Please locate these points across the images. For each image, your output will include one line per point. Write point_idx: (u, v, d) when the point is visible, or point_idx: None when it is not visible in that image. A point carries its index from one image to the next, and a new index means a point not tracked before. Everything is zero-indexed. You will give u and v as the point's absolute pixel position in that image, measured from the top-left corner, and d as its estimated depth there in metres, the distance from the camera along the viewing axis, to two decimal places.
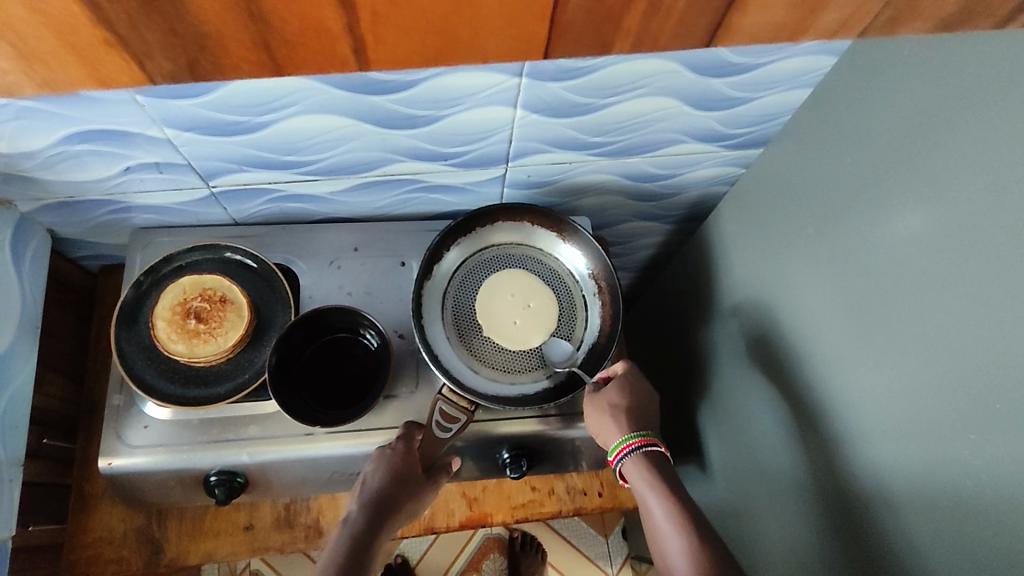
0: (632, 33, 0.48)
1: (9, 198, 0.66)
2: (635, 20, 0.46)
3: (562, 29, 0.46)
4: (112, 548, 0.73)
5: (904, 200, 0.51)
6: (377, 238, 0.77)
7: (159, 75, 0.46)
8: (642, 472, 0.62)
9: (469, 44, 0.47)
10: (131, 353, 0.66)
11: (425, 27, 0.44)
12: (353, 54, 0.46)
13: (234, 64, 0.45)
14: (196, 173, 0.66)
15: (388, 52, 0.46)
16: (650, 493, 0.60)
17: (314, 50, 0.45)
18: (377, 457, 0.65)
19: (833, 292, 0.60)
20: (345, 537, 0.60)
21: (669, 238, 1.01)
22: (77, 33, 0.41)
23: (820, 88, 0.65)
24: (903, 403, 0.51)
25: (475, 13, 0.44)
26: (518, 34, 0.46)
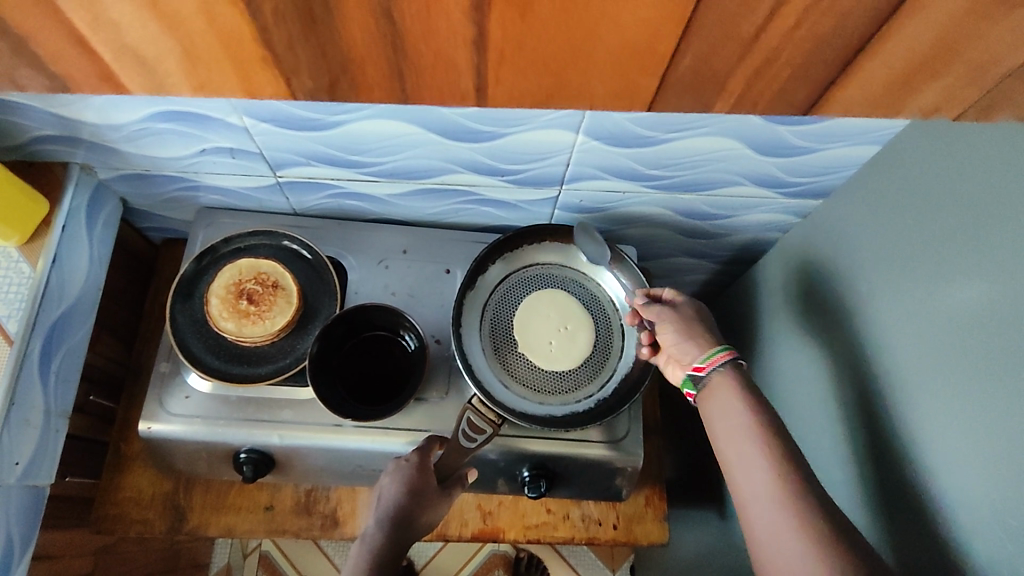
0: (746, 94, 0.46)
1: (91, 165, 0.70)
2: (759, 83, 0.45)
3: (682, 85, 0.45)
4: (138, 509, 0.76)
5: (970, 268, 0.51)
6: (426, 243, 0.79)
7: (300, 93, 0.46)
8: (726, 383, 0.60)
9: (586, 93, 0.46)
10: (183, 325, 0.69)
11: (543, 71, 0.44)
12: (474, 89, 0.45)
13: (363, 89, 0.46)
14: (265, 162, 0.69)
15: (506, 91, 0.46)
16: (719, 398, 0.59)
17: (439, 82, 0.45)
18: (393, 470, 0.65)
19: (884, 354, 0.59)
20: (366, 553, 0.62)
21: (713, 278, 1.00)
22: (240, 49, 0.42)
23: (889, 146, 0.64)
24: (954, 475, 0.50)
25: (588, 63, 0.43)
26: (636, 87, 0.45)
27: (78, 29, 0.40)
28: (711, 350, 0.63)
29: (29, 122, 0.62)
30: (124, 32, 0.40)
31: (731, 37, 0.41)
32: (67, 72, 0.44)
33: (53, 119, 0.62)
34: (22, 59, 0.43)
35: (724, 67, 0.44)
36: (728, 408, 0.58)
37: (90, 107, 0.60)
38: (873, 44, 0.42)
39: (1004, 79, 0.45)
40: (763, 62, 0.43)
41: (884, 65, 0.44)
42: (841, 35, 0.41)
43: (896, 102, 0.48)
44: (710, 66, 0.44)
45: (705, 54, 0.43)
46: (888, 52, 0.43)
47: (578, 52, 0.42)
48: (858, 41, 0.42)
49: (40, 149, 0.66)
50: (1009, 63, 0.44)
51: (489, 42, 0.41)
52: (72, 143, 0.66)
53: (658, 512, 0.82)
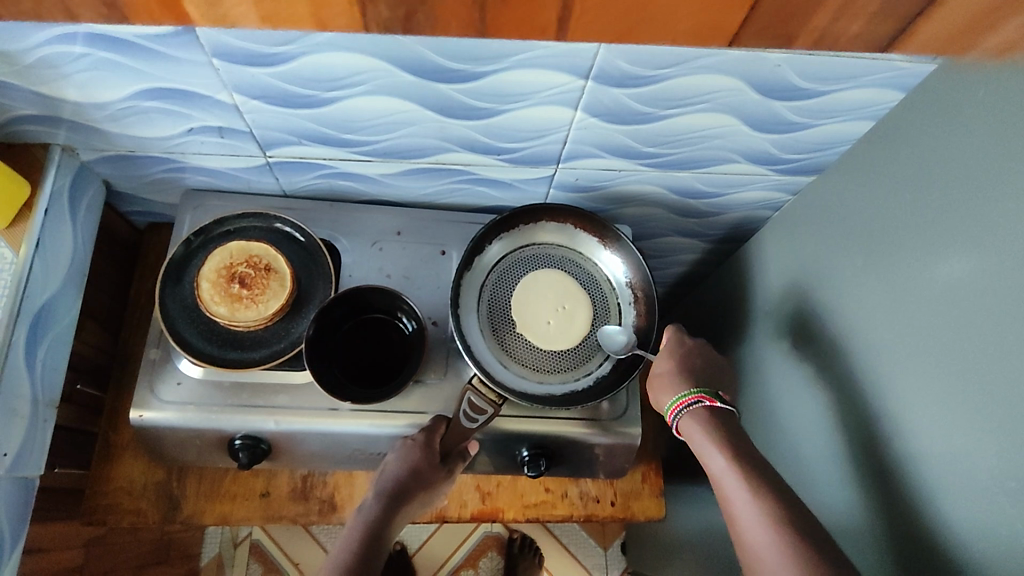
0: (825, 35, 0.50)
1: (73, 146, 0.67)
2: (845, 18, 0.48)
3: (767, 17, 0.46)
4: (131, 498, 0.74)
5: (960, 241, 0.51)
6: (420, 224, 0.78)
7: (374, 24, 0.47)
8: (697, 429, 0.63)
9: (669, 26, 0.47)
10: (173, 310, 0.67)
11: (622, 6, 0.45)
12: (558, 22, 0.46)
13: (440, 26, 0.47)
14: (255, 142, 0.67)
15: (589, 24, 0.47)
16: (707, 452, 0.61)
17: (524, 16, 0.46)
18: (399, 446, 0.67)
19: (877, 328, 0.59)
20: (363, 524, 0.64)
21: (705, 257, 1.01)
22: None
23: (884, 121, 0.65)
24: (939, 444, 0.52)
25: None
26: (720, 20, 0.47)
27: None
28: (682, 392, 0.67)
29: (9, 100, 0.60)
30: None
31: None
32: (133, 9, 0.45)
33: (33, 98, 0.59)
34: None
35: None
36: (719, 463, 0.60)
37: (72, 84, 0.58)
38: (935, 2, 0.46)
39: None
40: (845, 0, 0.46)
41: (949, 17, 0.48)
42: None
43: (950, 43, 0.52)
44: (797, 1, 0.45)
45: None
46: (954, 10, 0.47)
47: None
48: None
49: (20, 129, 0.64)
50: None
51: None
52: (53, 122, 0.64)
53: (655, 488, 0.83)
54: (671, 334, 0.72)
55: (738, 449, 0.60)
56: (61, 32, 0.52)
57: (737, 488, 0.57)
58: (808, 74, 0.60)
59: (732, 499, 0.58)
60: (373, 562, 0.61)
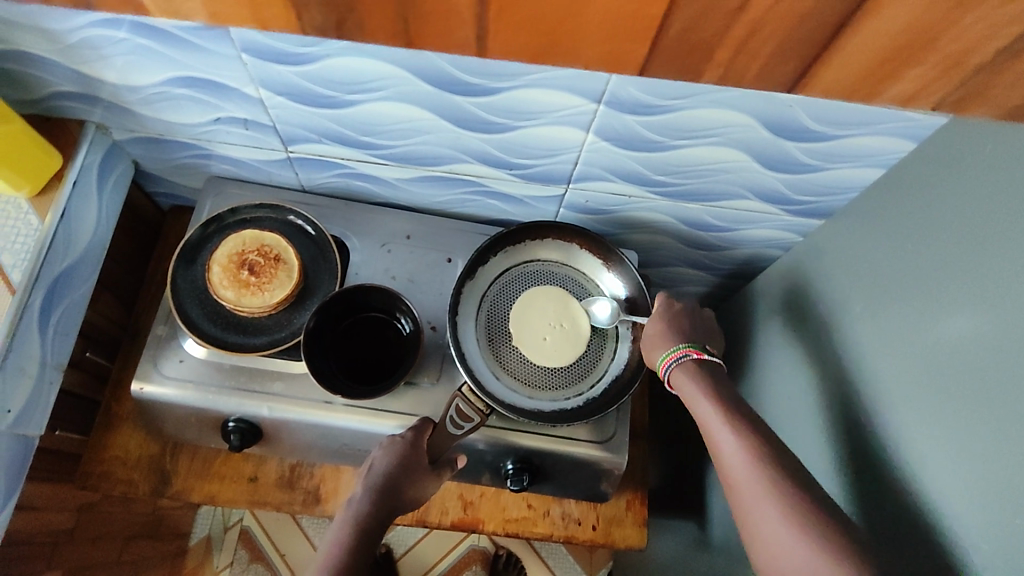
0: (731, 67, 0.44)
1: (107, 125, 0.71)
2: (744, 57, 0.43)
3: (672, 51, 0.42)
4: (123, 469, 0.76)
5: (953, 297, 0.51)
6: (430, 230, 0.80)
7: (309, 28, 0.43)
8: (688, 377, 0.64)
9: (575, 51, 0.44)
10: (184, 290, 0.70)
11: (543, 22, 0.41)
12: (476, 39, 0.43)
13: (368, 30, 0.44)
14: (277, 136, 0.70)
15: (505, 42, 0.43)
16: (698, 400, 0.61)
17: (442, 28, 0.43)
18: (386, 445, 0.66)
19: (870, 375, 0.59)
20: (351, 520, 0.63)
21: (713, 291, 1.00)
22: None
23: (895, 170, 0.65)
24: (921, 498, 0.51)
25: (585, 19, 0.41)
26: (622, 51, 0.43)
27: None
28: (671, 347, 0.68)
29: (50, 77, 0.63)
30: None
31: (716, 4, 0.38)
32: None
33: (73, 76, 0.63)
34: None
35: (716, 33, 0.41)
36: (711, 408, 0.59)
37: (112, 67, 0.61)
38: (863, 10, 0.38)
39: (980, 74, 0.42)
40: (746, 34, 0.41)
41: (861, 43, 0.41)
42: (819, 10, 0.38)
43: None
44: (700, 34, 0.41)
45: (695, 19, 0.40)
46: (877, 26, 0.39)
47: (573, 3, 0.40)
48: (841, 16, 0.39)
49: (58, 104, 0.67)
50: (982, 60, 0.41)
51: None
52: (90, 101, 0.67)
53: (638, 517, 0.83)
54: (660, 300, 0.72)
55: (719, 391, 0.61)
56: (105, 18, 0.55)
57: (720, 425, 0.58)
58: (819, 117, 0.60)
59: (715, 435, 0.58)
60: (364, 557, 0.61)
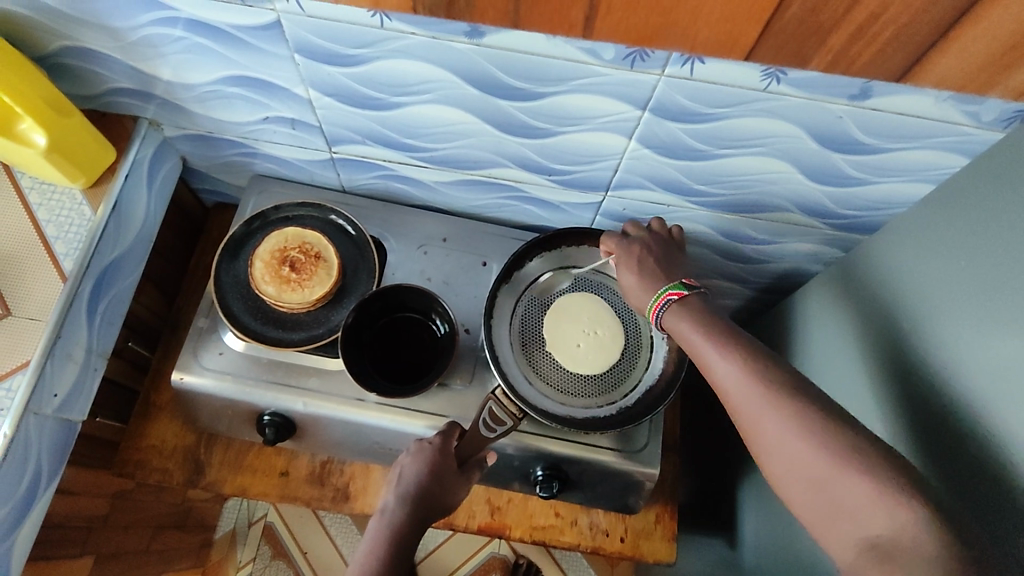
0: (840, 55, 0.49)
1: (159, 121, 0.73)
2: (856, 46, 0.48)
3: (784, 35, 0.47)
4: (159, 458, 0.78)
5: (1007, 316, 0.50)
6: (466, 234, 0.80)
7: (421, 8, 0.50)
8: (681, 317, 0.58)
9: (689, 36, 0.48)
10: (226, 284, 0.72)
11: (652, 8, 0.46)
12: (585, 20, 0.48)
13: (478, 11, 0.49)
14: (322, 136, 0.71)
15: (613, 24, 0.48)
16: (695, 339, 0.55)
17: (552, 11, 0.48)
18: (414, 450, 0.66)
19: (914, 394, 0.58)
20: (385, 529, 0.62)
21: (747, 305, 0.99)
22: None
23: (944, 186, 0.63)
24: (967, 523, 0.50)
25: (699, 8, 0.46)
26: (736, 34, 0.47)
27: None
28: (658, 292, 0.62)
29: (109, 72, 0.65)
30: None
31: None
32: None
33: (130, 72, 0.65)
34: None
35: (828, 21, 0.46)
36: (708, 345, 0.54)
37: (168, 64, 0.63)
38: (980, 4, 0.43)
39: None
40: (857, 27, 0.46)
41: (978, 35, 0.45)
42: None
43: (989, 81, 0.50)
44: (817, 16, 0.45)
45: (814, 5, 0.44)
46: (992, 21, 0.44)
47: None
48: (959, 8, 0.43)
49: (114, 99, 0.70)
50: None
51: None
52: (144, 97, 0.69)
53: (666, 530, 0.82)
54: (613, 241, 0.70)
55: (716, 325, 0.55)
56: (165, 16, 0.57)
57: (721, 360, 0.52)
58: (868, 129, 0.59)
59: (717, 371, 0.53)
60: (400, 565, 0.60)
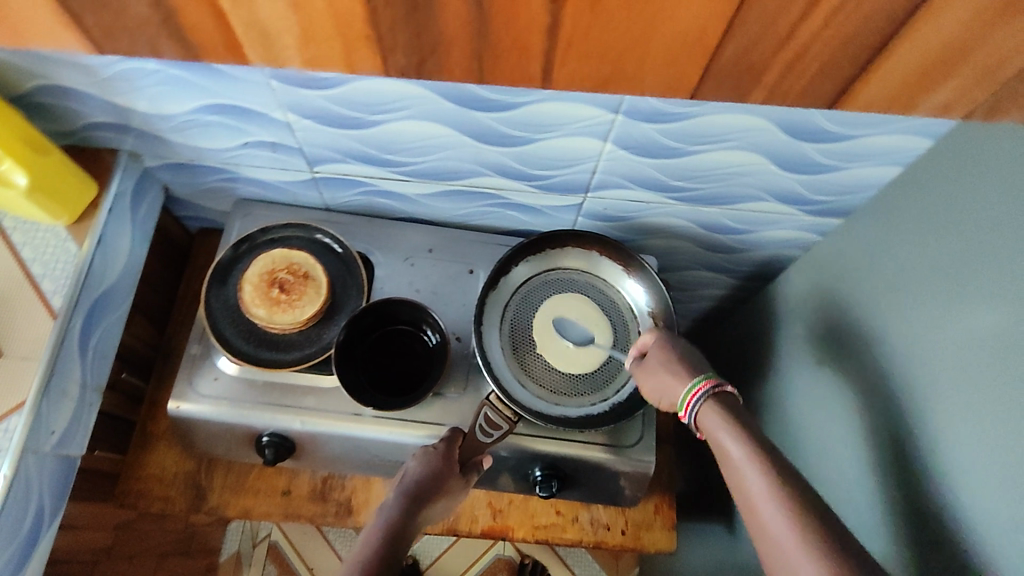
0: (777, 89, 0.46)
1: (139, 153, 0.73)
2: (791, 78, 0.45)
3: (725, 75, 0.45)
4: (160, 487, 0.78)
5: (980, 291, 0.52)
6: (452, 243, 0.81)
7: (393, 71, 0.46)
8: (715, 418, 0.58)
9: (638, 81, 0.46)
10: (217, 310, 0.72)
11: (611, 56, 0.44)
12: (544, 73, 0.46)
13: (446, 70, 0.46)
14: (303, 157, 0.72)
15: (571, 74, 0.46)
16: (724, 437, 0.56)
17: (513, 68, 0.45)
18: (419, 453, 0.67)
19: (898, 370, 0.60)
20: (380, 527, 0.61)
21: (731, 293, 1.01)
22: (347, 27, 0.43)
23: (912, 168, 0.65)
24: (958, 490, 0.52)
25: (646, 51, 0.43)
26: (680, 76, 0.45)
27: (219, 5, 0.41)
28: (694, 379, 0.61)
29: (85, 108, 0.66)
30: (257, 7, 0.41)
31: (774, 34, 0.41)
32: (187, 25, 0.43)
33: (107, 107, 0.65)
34: (145, 33, 0.44)
35: (763, 59, 0.43)
36: (735, 447, 0.55)
37: (144, 97, 0.63)
38: (912, 21, 0.40)
39: (1009, 87, 0.45)
40: (790, 61, 0.43)
41: (913, 53, 0.42)
42: (868, 27, 0.40)
43: None
44: (754, 55, 0.43)
45: (749, 45, 0.42)
46: (917, 39, 0.41)
47: (638, 39, 0.42)
48: (879, 41, 0.42)
49: (92, 134, 0.70)
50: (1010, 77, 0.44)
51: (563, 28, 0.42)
52: (122, 130, 0.69)
53: (666, 520, 0.83)
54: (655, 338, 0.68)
55: (750, 431, 0.56)
56: None
57: (745, 459, 0.54)
58: (835, 118, 0.61)
59: (742, 471, 0.54)
60: (393, 560, 0.59)
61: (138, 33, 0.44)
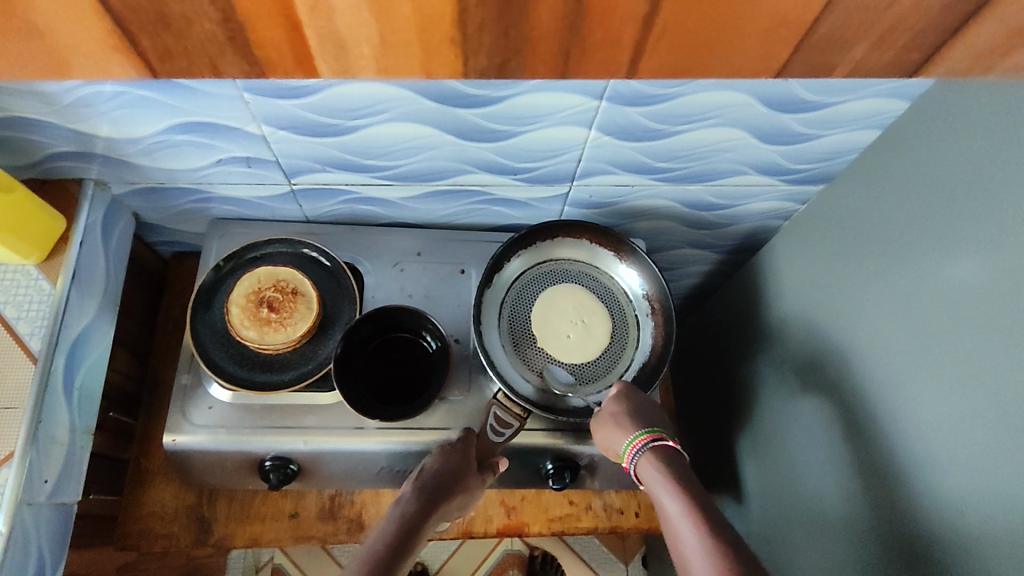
0: (860, 63, 0.50)
1: (106, 180, 0.70)
2: (876, 53, 0.49)
3: (811, 54, 0.48)
4: (162, 523, 0.75)
5: (971, 244, 0.53)
6: (439, 244, 0.80)
7: (472, 72, 0.48)
8: (654, 470, 0.62)
9: (723, 64, 0.49)
10: (205, 335, 0.70)
11: (691, 44, 0.46)
12: (631, 64, 0.47)
13: (528, 68, 0.48)
14: (281, 170, 0.69)
15: (656, 63, 0.48)
16: (663, 494, 0.60)
17: (598, 60, 0.47)
18: (437, 452, 0.67)
19: (894, 328, 0.61)
20: (392, 522, 0.62)
21: (717, 268, 1.02)
22: (433, 33, 0.44)
23: (889, 130, 0.66)
24: (960, 440, 0.53)
25: (735, 37, 0.46)
26: (765, 59, 0.48)
27: (298, 17, 0.42)
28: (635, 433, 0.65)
29: (46, 139, 0.62)
30: (336, 20, 0.42)
31: (866, 9, 0.44)
32: (261, 41, 0.44)
33: (68, 135, 0.62)
34: (231, 45, 0.45)
35: (853, 34, 0.46)
36: (672, 502, 0.59)
37: (107, 121, 0.60)
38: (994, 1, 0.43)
39: None
40: (879, 36, 0.47)
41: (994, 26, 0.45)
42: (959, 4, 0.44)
43: None
44: (846, 31, 0.46)
45: (842, 23, 0.45)
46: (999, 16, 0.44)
47: (729, 27, 0.45)
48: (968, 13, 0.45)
49: (54, 165, 0.67)
50: None
51: (658, 19, 0.44)
52: (86, 158, 0.66)
53: None
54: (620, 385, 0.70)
55: (687, 487, 0.60)
56: None
57: (679, 515, 0.58)
58: (814, 87, 0.62)
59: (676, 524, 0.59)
60: (404, 556, 0.60)
61: (202, 52, 0.46)
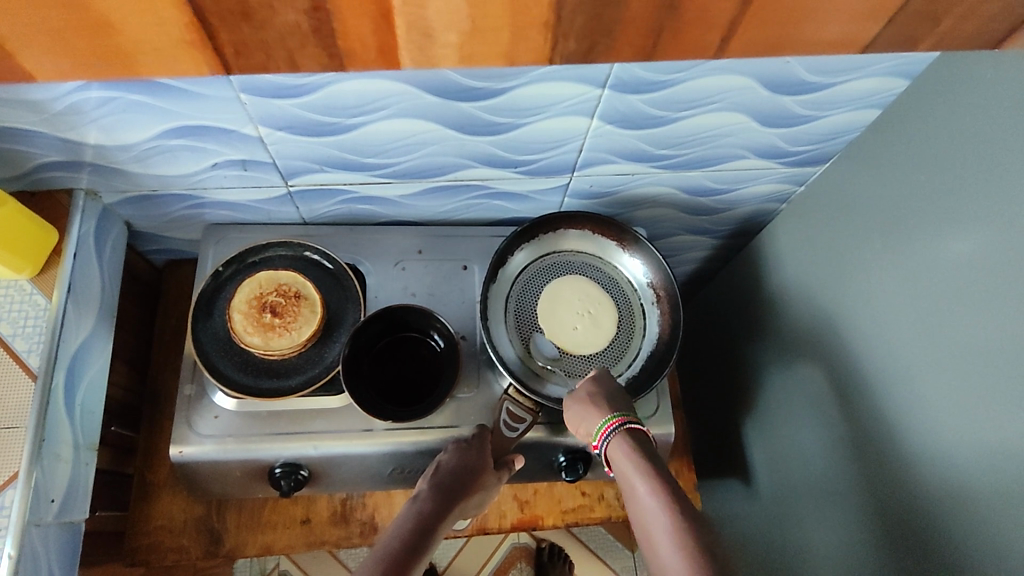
0: (950, 33, 0.49)
1: (96, 189, 0.68)
2: (964, 23, 0.49)
3: (906, 24, 0.48)
4: (171, 537, 0.74)
5: (974, 218, 0.53)
6: (440, 241, 0.79)
7: (558, 57, 0.47)
8: (625, 450, 0.59)
9: (810, 40, 0.48)
10: (207, 343, 0.68)
11: (781, 21, 0.45)
12: (721, 43, 0.47)
13: (616, 51, 0.47)
14: (278, 172, 0.68)
15: (744, 42, 0.47)
16: (633, 473, 0.57)
17: (688, 41, 0.46)
18: (452, 448, 0.67)
19: (898, 305, 0.61)
20: (409, 515, 0.60)
21: (715, 253, 1.02)
22: (527, 17, 0.43)
23: (888, 108, 0.67)
24: (967, 413, 0.53)
25: (829, 11, 0.45)
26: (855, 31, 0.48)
27: (391, 3, 0.41)
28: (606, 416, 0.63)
29: (34, 148, 0.60)
30: (429, 6, 0.41)
31: None
32: (344, 31, 0.43)
33: (57, 144, 0.60)
34: (315, 38, 0.43)
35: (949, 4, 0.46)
36: (642, 482, 0.56)
37: (97, 128, 0.58)
38: None
39: None
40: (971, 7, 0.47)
41: None
42: None
43: None
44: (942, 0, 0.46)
45: None
46: None
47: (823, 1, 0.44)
48: None
49: (44, 176, 0.65)
50: None
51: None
52: (76, 167, 0.64)
53: (689, 484, 0.84)
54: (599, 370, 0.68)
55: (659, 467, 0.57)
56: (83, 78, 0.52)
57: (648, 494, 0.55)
58: (815, 68, 0.62)
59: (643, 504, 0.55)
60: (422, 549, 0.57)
61: (282, 46, 0.44)
